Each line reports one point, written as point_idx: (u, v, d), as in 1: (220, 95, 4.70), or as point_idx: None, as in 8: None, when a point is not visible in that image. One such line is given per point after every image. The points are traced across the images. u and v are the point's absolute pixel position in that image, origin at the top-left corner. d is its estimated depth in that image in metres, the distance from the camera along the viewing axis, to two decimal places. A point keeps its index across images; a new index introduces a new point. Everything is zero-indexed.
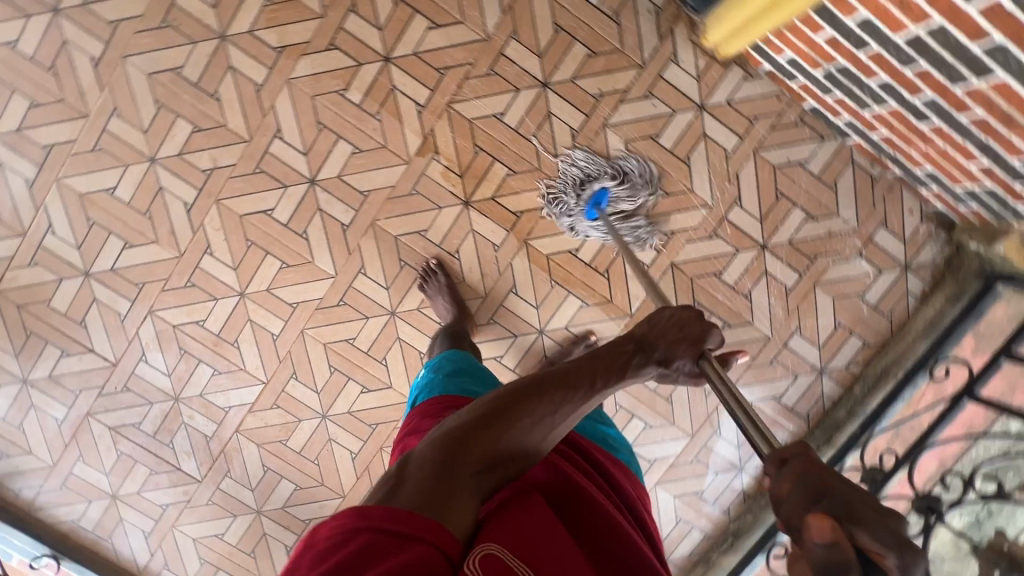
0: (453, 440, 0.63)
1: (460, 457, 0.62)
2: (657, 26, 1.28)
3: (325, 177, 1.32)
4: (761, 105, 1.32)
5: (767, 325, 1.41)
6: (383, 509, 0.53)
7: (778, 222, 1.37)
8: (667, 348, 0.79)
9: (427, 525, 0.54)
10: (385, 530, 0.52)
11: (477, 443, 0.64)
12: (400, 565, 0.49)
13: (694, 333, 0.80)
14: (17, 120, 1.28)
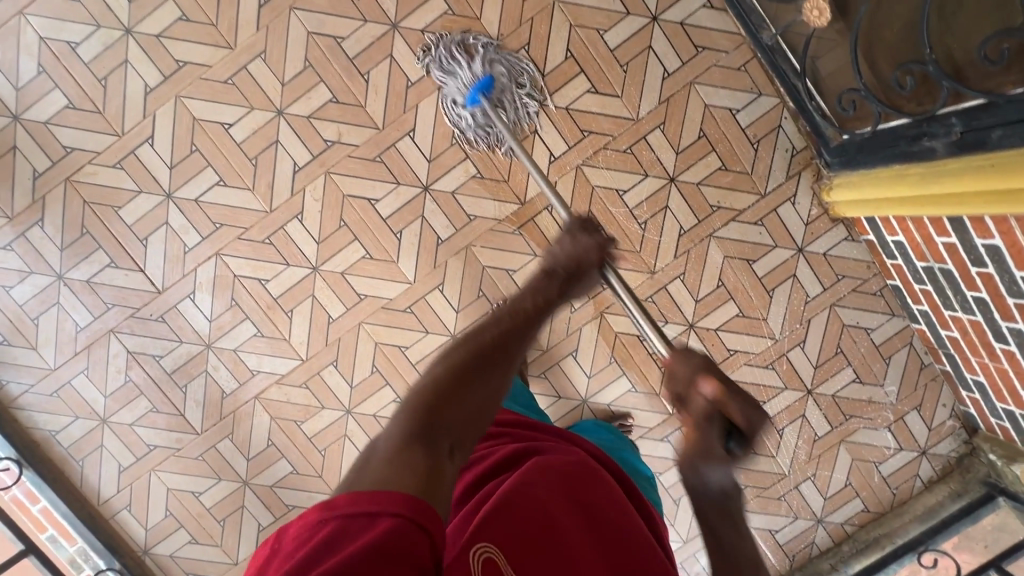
0: (425, 403, 0.61)
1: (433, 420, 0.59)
2: (788, 166, 1.36)
3: (440, 188, 1.32)
4: (852, 267, 1.40)
5: (787, 462, 1.48)
6: (348, 496, 0.48)
7: (829, 375, 1.45)
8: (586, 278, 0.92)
9: (400, 499, 0.48)
10: (349, 517, 0.47)
11: (447, 402, 0.62)
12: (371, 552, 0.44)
13: (595, 245, 0.93)
14: (161, 28, 1.25)
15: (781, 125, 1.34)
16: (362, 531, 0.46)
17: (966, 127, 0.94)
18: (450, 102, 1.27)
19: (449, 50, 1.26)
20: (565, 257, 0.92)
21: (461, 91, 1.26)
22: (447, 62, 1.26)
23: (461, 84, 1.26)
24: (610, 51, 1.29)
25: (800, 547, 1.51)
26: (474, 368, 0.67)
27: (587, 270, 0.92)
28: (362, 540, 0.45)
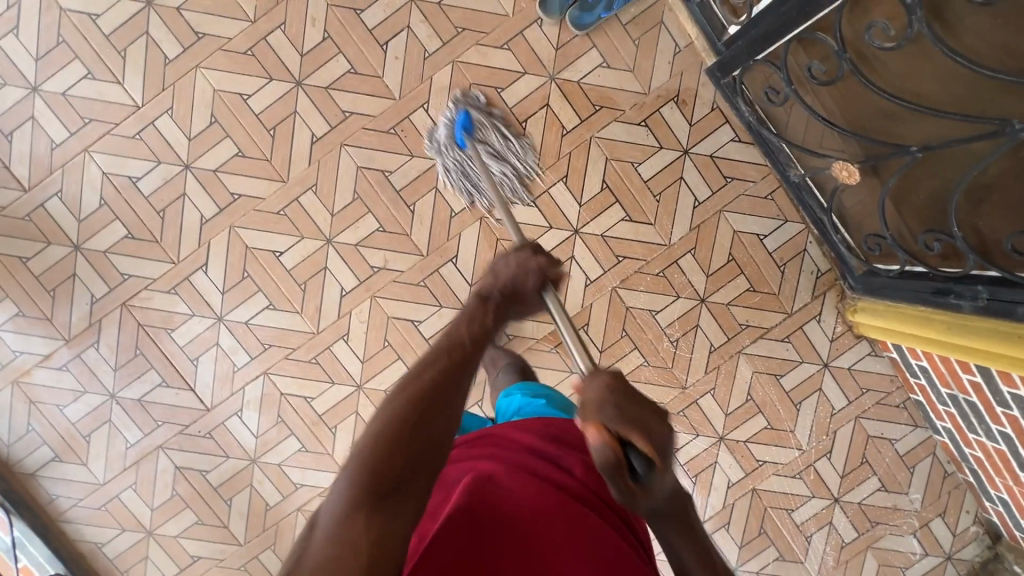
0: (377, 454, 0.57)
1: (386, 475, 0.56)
2: (813, 287, 1.42)
3: None
4: (876, 381, 1.45)
5: (816, 569, 1.51)
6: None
7: (855, 483, 1.49)
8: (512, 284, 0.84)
9: None
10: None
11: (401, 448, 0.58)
12: None
13: (534, 265, 0.85)
14: (218, 163, 1.32)
15: (806, 249, 1.41)
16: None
17: (991, 296, 1.00)
18: (458, 189, 1.33)
19: (438, 148, 1.32)
20: (503, 280, 0.84)
21: (468, 182, 1.31)
22: (444, 158, 1.31)
23: (462, 173, 1.31)
24: (643, 183, 1.37)
25: None
26: (424, 402, 0.63)
27: (524, 296, 0.86)
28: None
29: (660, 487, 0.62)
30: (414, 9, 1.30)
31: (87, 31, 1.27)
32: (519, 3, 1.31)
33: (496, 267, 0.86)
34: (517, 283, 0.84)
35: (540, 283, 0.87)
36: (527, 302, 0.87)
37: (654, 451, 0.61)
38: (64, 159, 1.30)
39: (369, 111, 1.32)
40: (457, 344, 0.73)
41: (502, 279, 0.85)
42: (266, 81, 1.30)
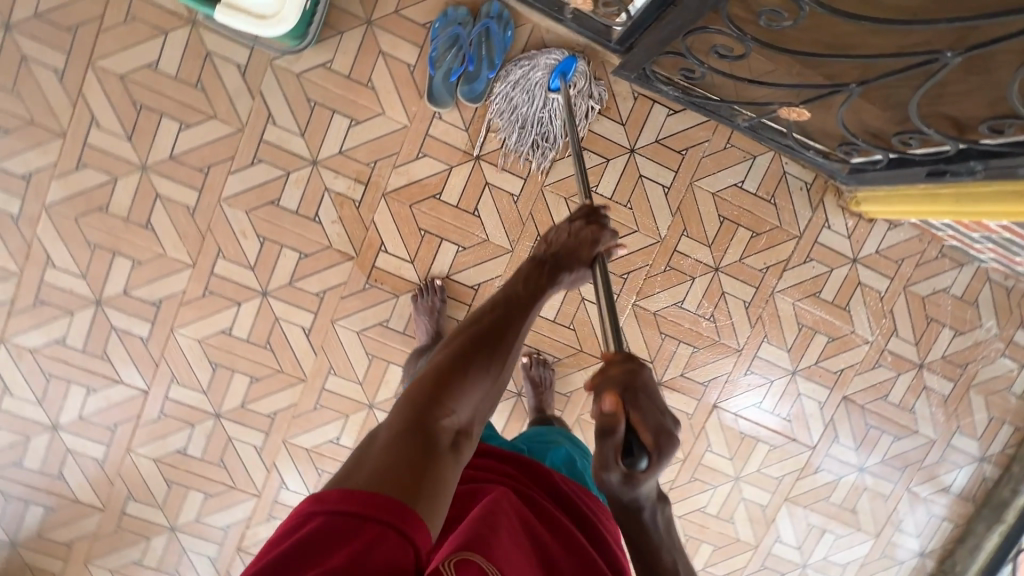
0: (423, 389, 0.62)
1: (431, 412, 0.60)
2: (809, 200, 1.41)
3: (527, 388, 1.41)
4: (906, 249, 1.46)
5: (931, 429, 1.57)
6: (338, 491, 0.48)
7: (931, 342, 1.52)
8: (568, 250, 0.82)
9: (388, 505, 0.48)
10: (343, 512, 0.47)
11: (444, 389, 0.62)
12: (355, 551, 0.44)
13: (589, 235, 0.83)
14: (241, 397, 1.36)
15: (785, 171, 1.39)
16: (366, 536, 0.45)
17: (987, 168, 1.00)
18: (508, 130, 1.28)
19: (505, 76, 1.25)
20: (558, 245, 0.82)
21: (524, 132, 1.28)
22: (502, 96, 1.26)
23: (520, 111, 1.27)
24: (609, 199, 1.35)
25: (977, 485, 1.62)
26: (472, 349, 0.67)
27: (579, 262, 0.82)
28: (351, 534, 0.45)
29: (645, 482, 0.56)
30: (321, 171, 1.28)
31: (64, 355, 1.30)
32: (410, 108, 1.27)
33: (549, 237, 0.85)
34: (573, 243, 0.82)
35: (593, 252, 0.83)
36: (578, 256, 0.82)
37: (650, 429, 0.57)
38: (115, 467, 1.36)
39: (338, 280, 1.33)
40: (511, 296, 0.75)
41: (561, 245, 0.83)
42: (237, 307, 1.32)
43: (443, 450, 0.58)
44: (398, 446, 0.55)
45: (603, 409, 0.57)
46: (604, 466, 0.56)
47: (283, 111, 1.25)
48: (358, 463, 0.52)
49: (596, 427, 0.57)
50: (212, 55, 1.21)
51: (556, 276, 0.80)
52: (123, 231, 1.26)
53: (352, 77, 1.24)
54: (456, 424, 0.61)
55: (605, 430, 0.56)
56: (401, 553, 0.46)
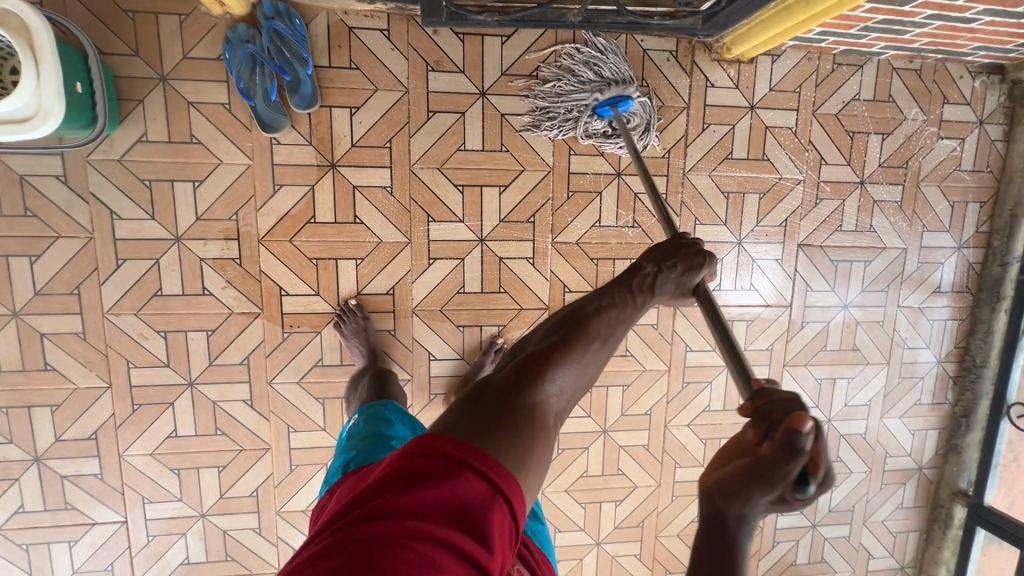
0: (526, 366, 0.60)
1: (538, 387, 0.58)
2: (681, 67, 1.33)
3: (454, 363, 1.35)
4: (799, 74, 1.37)
5: (898, 240, 1.50)
6: (458, 443, 0.49)
7: (863, 155, 1.44)
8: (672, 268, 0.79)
9: (505, 476, 0.49)
10: (463, 467, 0.47)
11: (548, 367, 0.60)
12: (472, 513, 0.45)
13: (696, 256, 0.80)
14: (217, 489, 1.32)
15: (644, 49, 1.30)
16: (481, 494, 0.47)
17: None
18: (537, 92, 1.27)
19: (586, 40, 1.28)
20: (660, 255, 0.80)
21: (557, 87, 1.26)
22: (580, 62, 1.26)
23: (562, 84, 1.26)
24: (482, 151, 1.28)
25: (966, 274, 1.56)
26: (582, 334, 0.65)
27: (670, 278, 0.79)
28: (472, 493, 0.46)
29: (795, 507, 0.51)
30: (188, 244, 1.21)
31: (30, 520, 1.27)
32: (244, 145, 1.20)
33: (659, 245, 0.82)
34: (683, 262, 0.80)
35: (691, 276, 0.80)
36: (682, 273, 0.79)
37: (822, 468, 0.50)
38: None
39: (256, 341, 1.28)
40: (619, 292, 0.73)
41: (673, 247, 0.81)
42: (171, 407, 1.27)
43: (546, 432, 0.55)
44: (497, 417, 0.53)
45: (796, 424, 0.49)
46: (765, 478, 0.50)
47: (123, 202, 1.18)
48: (462, 420, 0.52)
49: (777, 442, 0.50)
50: (26, 178, 1.14)
51: (660, 283, 0.78)
52: (26, 382, 1.21)
53: (174, 140, 1.17)
54: (558, 406, 0.59)
55: (790, 448, 0.49)
56: (507, 524, 0.47)
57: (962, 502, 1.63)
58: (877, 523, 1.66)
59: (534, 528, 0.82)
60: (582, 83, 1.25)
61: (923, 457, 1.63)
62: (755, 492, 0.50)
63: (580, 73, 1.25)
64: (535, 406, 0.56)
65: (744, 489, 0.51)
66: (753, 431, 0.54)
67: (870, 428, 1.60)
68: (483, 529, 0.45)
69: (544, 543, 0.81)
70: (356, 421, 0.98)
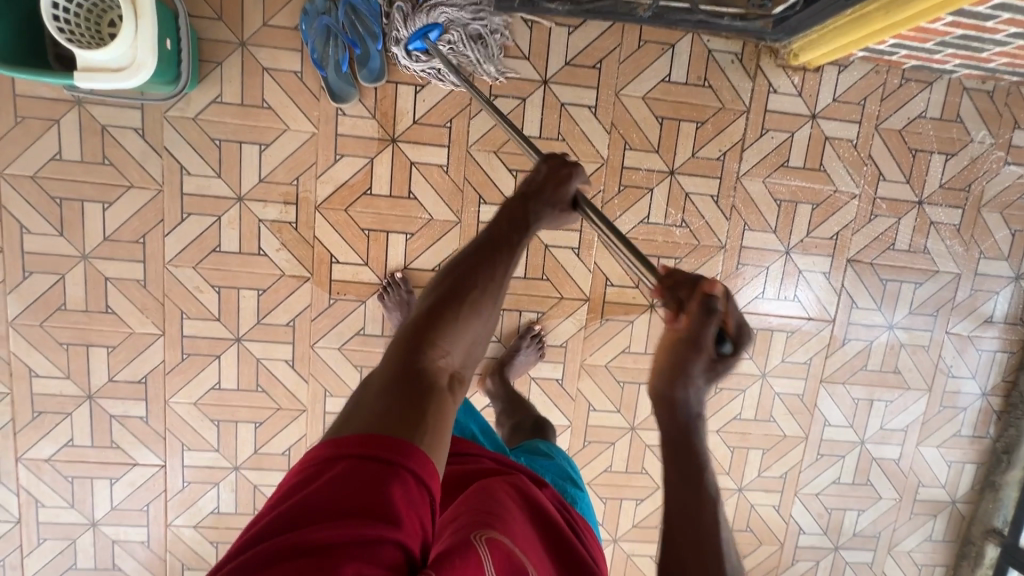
0: (409, 332, 0.55)
1: (423, 355, 0.53)
2: (745, 71, 1.32)
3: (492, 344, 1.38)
4: (865, 86, 1.35)
5: (953, 264, 1.47)
6: (347, 438, 0.46)
7: (924, 175, 1.41)
8: (550, 194, 0.69)
9: (407, 453, 0.46)
10: (353, 459, 0.45)
11: (436, 329, 0.55)
12: (371, 501, 0.42)
13: (566, 172, 0.70)
14: (252, 444, 1.37)
15: (709, 49, 1.30)
16: (381, 479, 0.44)
17: None
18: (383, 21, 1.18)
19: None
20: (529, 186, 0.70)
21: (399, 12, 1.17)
22: None
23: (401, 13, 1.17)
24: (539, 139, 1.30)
25: (1020, 305, 1.50)
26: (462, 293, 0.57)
27: (545, 205, 0.68)
28: (365, 481, 0.44)
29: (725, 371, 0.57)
30: (248, 205, 1.26)
31: (78, 454, 1.33)
32: (311, 114, 1.24)
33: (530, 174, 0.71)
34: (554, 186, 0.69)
35: (569, 198, 0.70)
36: (560, 195, 0.69)
37: (732, 322, 0.57)
38: (162, 544, 1.39)
39: (303, 304, 1.32)
40: (499, 237, 0.64)
41: (543, 173, 0.71)
42: (218, 360, 1.32)
43: (440, 398, 0.52)
44: (390, 394, 0.50)
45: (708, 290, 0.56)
46: (696, 346, 0.55)
47: (193, 158, 1.23)
48: (355, 408, 0.50)
49: (693, 312, 0.56)
50: (107, 128, 1.20)
51: (538, 211, 0.67)
52: (87, 322, 1.28)
53: (246, 103, 1.22)
54: (450, 368, 0.54)
55: (706, 311, 0.55)
56: (417, 498, 0.45)
57: (995, 541, 1.57)
58: (903, 553, 1.62)
59: (574, 493, 0.87)
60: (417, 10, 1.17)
61: (957, 490, 1.59)
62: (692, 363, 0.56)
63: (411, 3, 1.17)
64: (429, 372, 0.53)
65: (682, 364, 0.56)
66: (666, 308, 0.59)
67: (905, 455, 1.56)
68: (388, 511, 0.43)
69: (585, 509, 0.85)
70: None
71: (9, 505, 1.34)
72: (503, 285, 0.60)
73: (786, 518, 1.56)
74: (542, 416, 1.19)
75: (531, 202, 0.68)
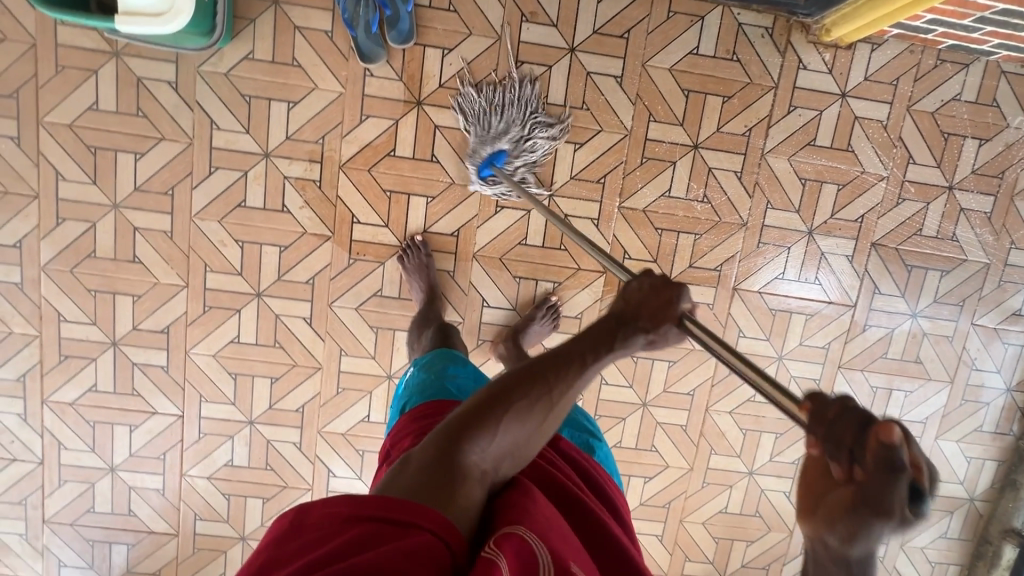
0: (449, 427, 0.62)
1: (458, 449, 0.60)
2: (775, 46, 1.30)
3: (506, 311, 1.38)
4: (898, 65, 1.33)
5: (982, 253, 1.43)
6: (373, 500, 0.54)
7: (955, 159, 1.38)
8: (650, 318, 0.65)
9: (427, 515, 0.54)
10: (376, 520, 0.52)
11: (472, 428, 0.61)
12: (393, 548, 0.49)
13: (668, 295, 0.65)
14: (267, 399, 1.39)
15: (740, 23, 1.29)
16: (399, 534, 0.51)
17: None
18: (467, 121, 1.27)
19: (474, 87, 1.27)
20: (631, 303, 0.66)
21: (483, 117, 1.26)
22: (510, 102, 1.26)
23: (491, 122, 1.26)
24: (563, 107, 1.29)
25: None
26: (503, 402, 0.62)
27: (641, 322, 0.65)
28: (385, 536, 0.51)
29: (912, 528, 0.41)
30: (275, 161, 1.28)
31: (100, 400, 1.37)
32: (339, 74, 1.25)
33: (628, 289, 0.68)
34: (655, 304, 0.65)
35: (674, 317, 0.65)
36: (635, 309, 0.65)
37: (927, 477, 0.41)
38: (176, 493, 1.42)
39: (323, 263, 1.33)
40: (562, 355, 0.64)
41: (650, 286, 0.66)
42: (238, 314, 1.35)
43: (466, 486, 0.59)
44: (424, 474, 0.58)
45: (888, 434, 0.40)
46: (882, 510, 0.40)
47: (223, 113, 1.26)
48: (392, 483, 0.58)
49: (870, 463, 0.40)
50: (142, 80, 1.24)
51: (623, 339, 0.65)
52: (115, 270, 1.31)
53: (277, 60, 1.24)
54: (481, 465, 0.61)
55: (889, 468, 0.40)
56: (433, 549, 0.52)
57: (1014, 542, 1.50)
58: (915, 549, 1.59)
59: (594, 446, 0.91)
60: (505, 127, 1.26)
61: (976, 488, 1.55)
62: (874, 527, 0.40)
63: (501, 123, 1.26)
64: (462, 465, 0.60)
65: (859, 532, 0.40)
66: (820, 453, 0.44)
67: (922, 448, 1.53)
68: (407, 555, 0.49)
69: (605, 460, 0.91)
70: (413, 372, 1.01)
71: (33, 446, 1.38)
72: (549, 397, 0.63)
73: None
74: None
75: (622, 321, 0.65)
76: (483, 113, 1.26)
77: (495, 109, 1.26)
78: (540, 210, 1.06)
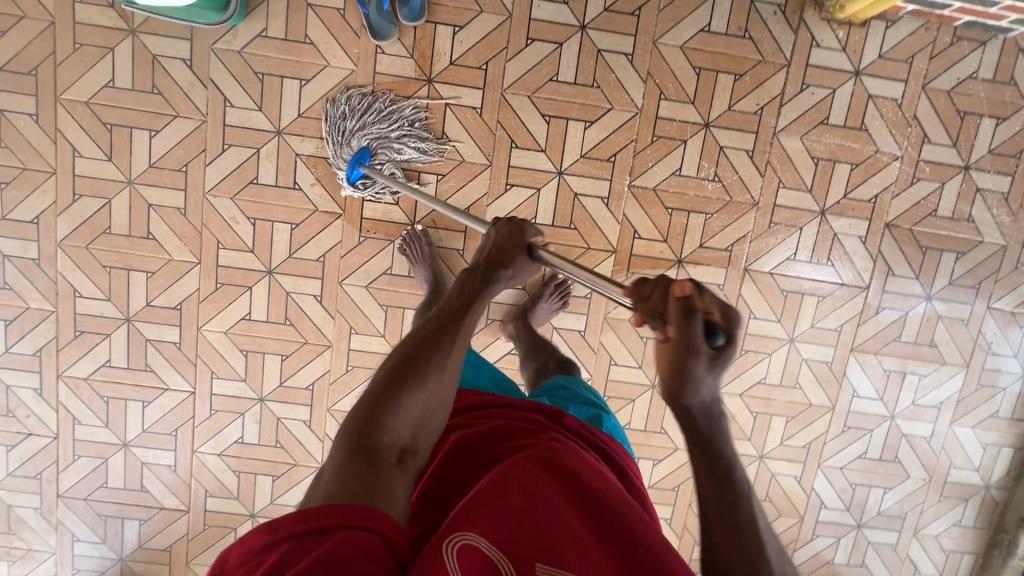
0: (361, 415, 0.60)
1: (372, 431, 0.59)
2: (787, 23, 1.29)
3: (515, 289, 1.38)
4: (913, 43, 1.31)
5: (998, 235, 1.41)
6: (285, 518, 0.49)
7: (972, 139, 1.36)
8: (508, 258, 0.77)
9: (351, 513, 0.50)
10: (293, 538, 0.48)
11: (381, 408, 0.60)
12: (316, 559, 0.45)
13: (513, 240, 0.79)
14: (278, 377, 1.40)
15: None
16: (321, 543, 0.47)
17: None
18: (338, 114, 1.26)
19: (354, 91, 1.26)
20: (489, 253, 0.78)
21: (364, 113, 1.26)
22: (398, 114, 1.27)
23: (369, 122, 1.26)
24: (574, 85, 1.29)
25: None
26: (400, 372, 0.63)
27: (510, 263, 0.77)
28: (306, 550, 0.47)
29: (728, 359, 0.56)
30: (287, 138, 1.29)
31: (114, 375, 1.39)
32: (351, 51, 1.26)
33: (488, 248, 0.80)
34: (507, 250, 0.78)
35: (523, 249, 0.79)
36: (507, 257, 0.77)
37: (720, 314, 0.56)
38: (187, 469, 1.44)
39: (333, 241, 1.34)
40: (444, 312, 0.70)
41: (499, 243, 0.79)
42: (250, 291, 1.36)
43: (389, 474, 0.56)
44: (349, 470, 0.55)
45: (680, 291, 0.57)
46: (694, 352, 0.55)
47: (237, 91, 1.27)
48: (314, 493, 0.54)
49: (676, 317, 0.56)
50: (158, 58, 1.25)
51: (491, 285, 0.74)
52: (129, 247, 1.33)
53: (290, 38, 1.25)
54: (398, 443, 0.60)
55: (685, 313, 0.56)
56: (366, 543, 0.48)
57: None
58: (930, 538, 1.56)
59: (601, 417, 0.91)
60: (382, 132, 1.27)
61: (992, 475, 1.52)
62: (698, 369, 0.55)
63: (378, 127, 1.27)
64: (378, 448, 0.58)
65: (686, 376, 0.55)
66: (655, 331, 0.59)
67: (937, 434, 1.50)
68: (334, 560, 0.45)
69: (615, 430, 0.90)
70: None
71: (48, 421, 1.40)
72: (447, 358, 0.65)
73: (808, 490, 1.52)
74: (567, 357, 1.19)
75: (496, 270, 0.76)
76: (362, 113, 1.26)
77: (376, 113, 1.26)
78: (410, 191, 1.12)
